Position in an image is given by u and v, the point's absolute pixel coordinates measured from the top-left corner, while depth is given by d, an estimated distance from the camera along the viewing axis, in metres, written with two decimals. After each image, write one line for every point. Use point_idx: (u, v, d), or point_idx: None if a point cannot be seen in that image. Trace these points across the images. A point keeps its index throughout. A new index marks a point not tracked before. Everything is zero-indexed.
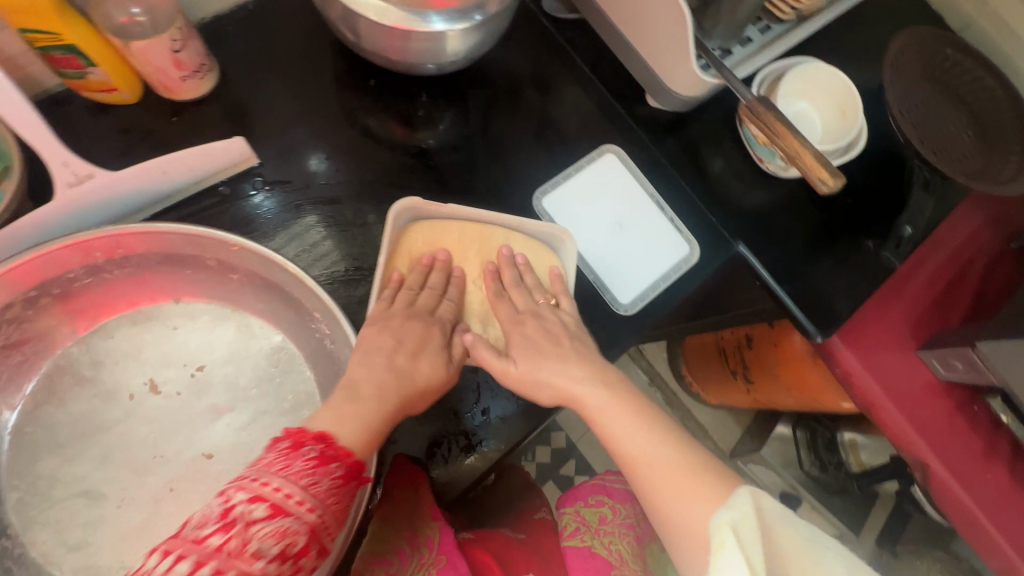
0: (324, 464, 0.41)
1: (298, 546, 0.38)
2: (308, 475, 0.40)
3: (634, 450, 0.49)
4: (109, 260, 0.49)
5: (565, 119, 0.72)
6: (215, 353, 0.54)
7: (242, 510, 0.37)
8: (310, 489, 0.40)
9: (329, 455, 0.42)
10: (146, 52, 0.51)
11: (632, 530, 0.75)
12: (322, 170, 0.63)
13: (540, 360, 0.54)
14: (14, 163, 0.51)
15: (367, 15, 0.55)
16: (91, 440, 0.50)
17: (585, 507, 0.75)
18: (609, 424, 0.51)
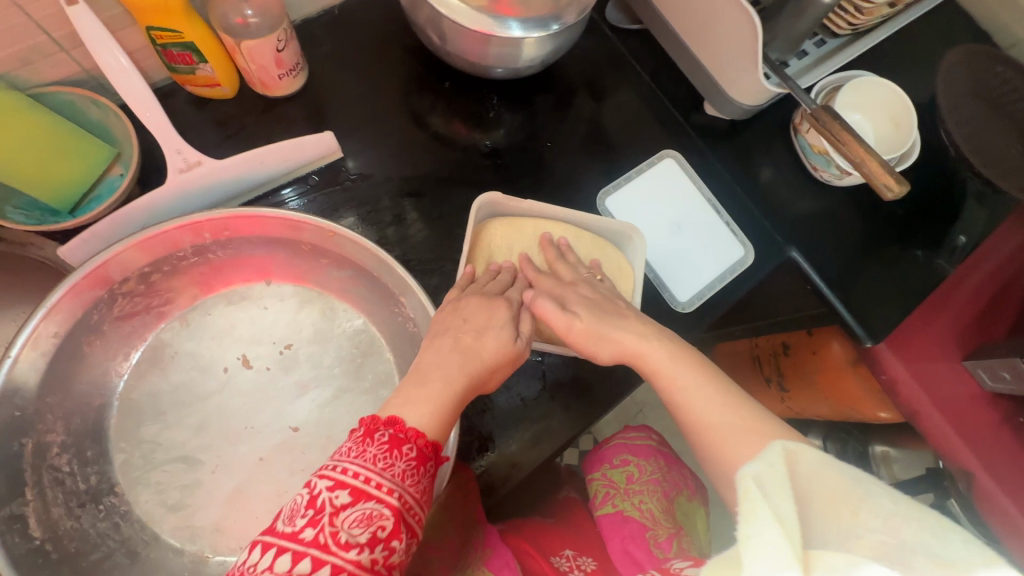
0: (400, 448, 0.40)
1: (386, 531, 0.37)
2: (383, 459, 0.39)
3: (699, 404, 0.48)
4: (214, 242, 0.53)
5: (625, 124, 0.75)
6: (302, 333, 0.57)
7: (328, 500, 0.36)
8: (388, 473, 0.39)
9: (401, 437, 0.40)
10: (254, 51, 0.55)
11: (661, 486, 0.76)
12: (398, 166, 0.67)
13: (604, 322, 0.54)
14: (136, 147, 0.55)
15: (455, 19, 0.58)
16: (189, 409, 0.54)
17: (612, 470, 0.77)
18: (671, 371, 0.51)
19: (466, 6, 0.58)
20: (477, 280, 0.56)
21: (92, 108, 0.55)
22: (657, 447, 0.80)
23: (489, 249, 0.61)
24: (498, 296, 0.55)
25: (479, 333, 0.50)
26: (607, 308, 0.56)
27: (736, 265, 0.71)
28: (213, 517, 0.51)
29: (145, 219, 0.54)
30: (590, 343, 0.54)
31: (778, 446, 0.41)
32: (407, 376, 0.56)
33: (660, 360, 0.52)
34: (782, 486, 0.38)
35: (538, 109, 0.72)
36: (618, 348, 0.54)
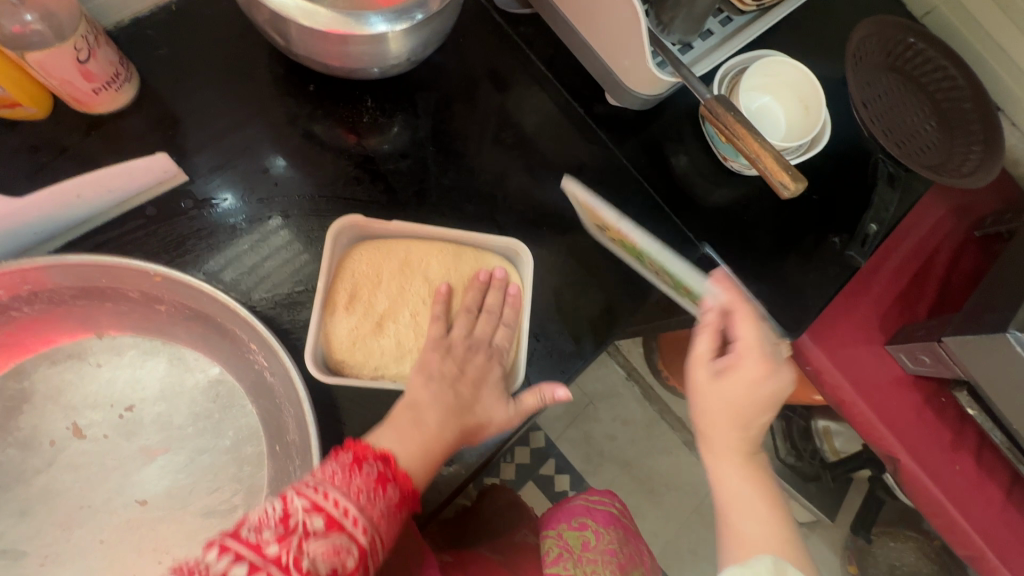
0: (384, 485, 0.41)
1: (348, 566, 0.36)
2: (367, 493, 0.39)
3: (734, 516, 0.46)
4: (16, 297, 0.45)
5: (522, 120, 0.69)
6: (145, 390, 0.50)
7: (306, 521, 0.36)
8: (370, 511, 0.39)
9: (387, 476, 0.41)
10: (46, 65, 0.46)
11: (617, 559, 0.69)
12: (257, 181, 0.59)
13: (736, 413, 0.48)
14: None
15: (299, 20, 0.50)
16: (8, 494, 0.46)
17: (567, 531, 0.71)
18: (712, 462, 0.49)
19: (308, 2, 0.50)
20: (466, 314, 0.54)
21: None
22: (618, 516, 0.75)
23: (353, 277, 0.55)
24: (489, 343, 0.54)
25: (476, 387, 0.51)
26: (749, 403, 0.48)
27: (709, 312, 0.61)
28: None
29: None
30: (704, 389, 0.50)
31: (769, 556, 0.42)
32: (273, 429, 0.50)
33: (717, 451, 0.48)
34: None
35: (421, 110, 0.65)
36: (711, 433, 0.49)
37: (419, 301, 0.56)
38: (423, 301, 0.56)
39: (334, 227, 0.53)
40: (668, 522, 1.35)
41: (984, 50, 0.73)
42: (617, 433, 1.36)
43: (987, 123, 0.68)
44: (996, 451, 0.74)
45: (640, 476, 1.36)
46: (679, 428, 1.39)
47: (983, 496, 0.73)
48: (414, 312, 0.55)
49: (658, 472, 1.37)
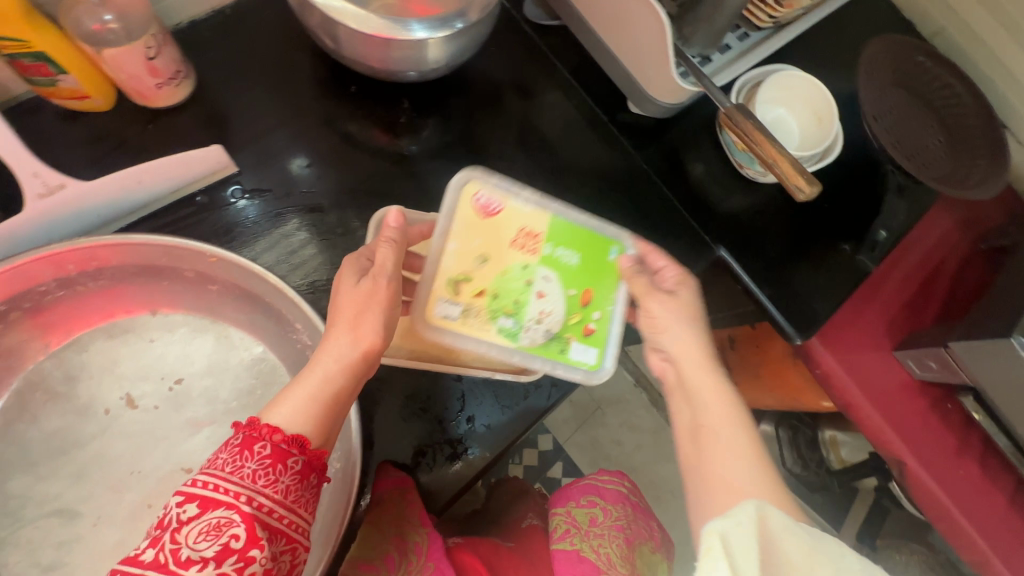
0: (260, 450, 0.38)
1: (237, 540, 0.35)
2: (232, 463, 0.38)
3: (721, 439, 0.49)
4: (82, 273, 0.49)
5: (546, 125, 0.72)
6: (195, 365, 0.53)
7: (177, 515, 0.35)
8: (246, 481, 0.37)
9: (252, 436, 0.39)
10: (119, 60, 0.50)
11: (623, 533, 0.74)
12: (299, 175, 0.63)
13: (692, 325, 0.55)
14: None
15: (348, 24, 0.54)
16: (65, 457, 0.49)
17: (576, 508, 0.74)
18: (693, 383, 0.53)
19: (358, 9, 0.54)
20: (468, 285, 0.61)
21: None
22: (626, 495, 0.78)
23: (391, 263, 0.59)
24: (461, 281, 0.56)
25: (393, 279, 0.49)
26: (696, 313, 0.56)
27: (614, 319, 0.60)
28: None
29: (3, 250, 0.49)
30: (660, 314, 0.56)
31: (751, 504, 0.41)
32: None
33: (695, 372, 0.53)
34: (748, 548, 0.38)
35: (454, 112, 0.69)
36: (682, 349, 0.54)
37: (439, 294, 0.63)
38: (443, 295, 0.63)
39: (375, 218, 0.59)
40: (674, 528, 1.36)
41: (990, 70, 0.76)
42: (623, 437, 1.38)
43: (991, 139, 0.72)
44: (1002, 458, 0.75)
45: (647, 481, 1.37)
46: None
47: (988, 501, 0.74)
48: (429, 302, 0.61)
49: (665, 478, 1.39)
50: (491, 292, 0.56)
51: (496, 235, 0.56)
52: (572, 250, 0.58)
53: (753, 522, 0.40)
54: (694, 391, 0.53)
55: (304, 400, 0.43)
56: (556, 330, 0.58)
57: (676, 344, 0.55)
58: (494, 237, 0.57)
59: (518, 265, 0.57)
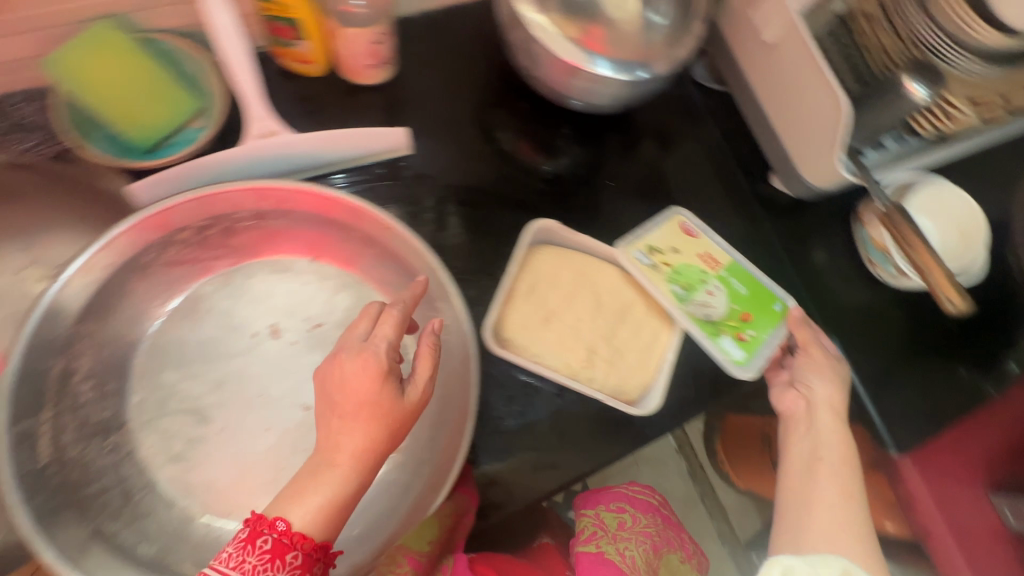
0: (295, 556, 0.40)
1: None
2: (262, 570, 0.39)
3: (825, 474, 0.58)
4: (274, 210, 0.54)
5: (689, 176, 0.75)
6: (334, 314, 0.58)
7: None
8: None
9: (284, 545, 0.39)
10: (351, 38, 0.58)
11: (651, 539, 0.72)
12: (459, 170, 0.68)
13: (837, 381, 0.62)
14: (219, 119, 0.57)
15: (546, 44, 0.60)
16: (211, 365, 0.54)
17: (604, 511, 0.73)
18: (822, 424, 0.61)
19: (561, 36, 0.60)
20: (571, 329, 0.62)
21: (203, 75, 0.58)
22: (658, 507, 0.76)
23: (531, 275, 0.56)
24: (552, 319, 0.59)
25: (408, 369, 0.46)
26: (839, 372, 0.63)
27: (767, 346, 0.65)
28: (210, 476, 0.51)
29: (212, 173, 0.55)
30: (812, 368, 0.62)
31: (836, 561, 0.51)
32: None
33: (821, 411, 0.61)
34: None
35: (607, 148, 0.72)
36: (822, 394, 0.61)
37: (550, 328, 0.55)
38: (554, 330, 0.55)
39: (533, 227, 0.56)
40: None
41: None
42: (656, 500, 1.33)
43: None
44: None
45: None
46: (721, 518, 1.34)
47: None
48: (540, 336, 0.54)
49: None
50: (674, 269, 0.66)
51: (689, 245, 0.68)
52: (745, 283, 0.67)
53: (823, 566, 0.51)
54: (814, 429, 0.61)
55: (322, 511, 0.40)
56: (715, 320, 0.64)
57: (821, 387, 0.62)
58: (689, 245, 0.68)
59: (698, 266, 0.67)
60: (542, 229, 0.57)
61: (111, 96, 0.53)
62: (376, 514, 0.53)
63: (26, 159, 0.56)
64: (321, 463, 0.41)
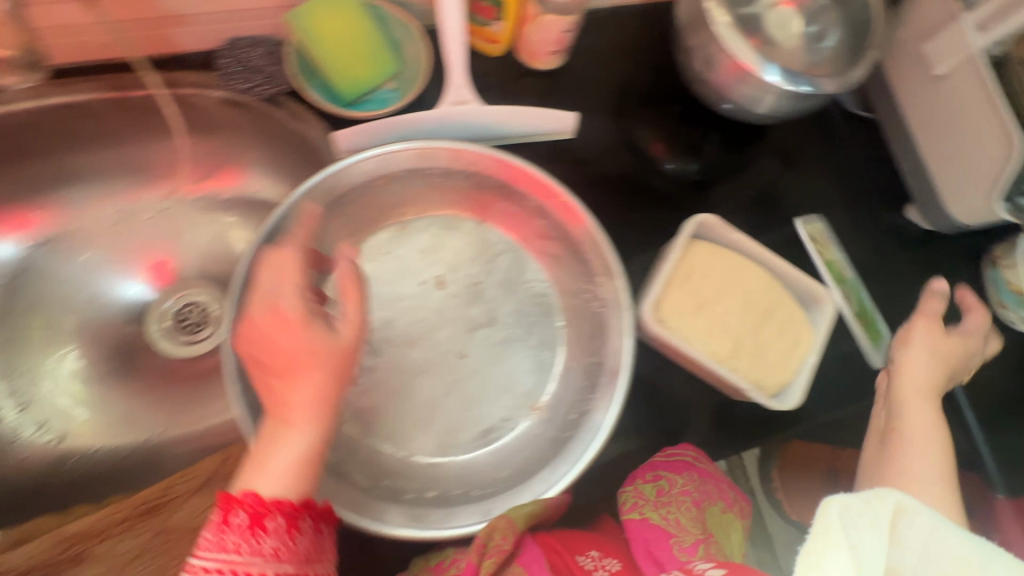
0: (241, 509, 0.41)
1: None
2: (251, 543, 0.40)
3: (912, 440, 0.57)
4: (459, 170, 0.58)
5: (828, 196, 0.75)
6: (493, 274, 0.62)
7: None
8: (274, 549, 0.40)
9: (261, 513, 0.41)
10: (547, 24, 0.62)
11: (699, 501, 0.58)
12: (611, 160, 0.71)
13: (936, 363, 0.62)
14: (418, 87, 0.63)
15: (723, 42, 0.61)
16: (384, 304, 0.59)
17: (642, 482, 0.58)
18: (906, 396, 0.60)
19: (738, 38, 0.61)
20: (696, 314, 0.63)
21: (408, 43, 0.64)
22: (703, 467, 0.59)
23: (688, 263, 0.59)
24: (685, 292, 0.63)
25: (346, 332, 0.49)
26: (943, 354, 0.63)
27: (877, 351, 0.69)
28: (381, 402, 0.57)
29: (408, 130, 0.61)
30: (917, 344, 0.63)
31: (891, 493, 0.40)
32: (575, 349, 0.60)
33: (909, 387, 0.60)
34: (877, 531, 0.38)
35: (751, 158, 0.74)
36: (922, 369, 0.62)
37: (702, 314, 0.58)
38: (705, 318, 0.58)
39: (696, 219, 0.59)
40: None
41: None
42: None
43: None
44: None
45: None
46: None
47: None
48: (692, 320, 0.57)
49: None
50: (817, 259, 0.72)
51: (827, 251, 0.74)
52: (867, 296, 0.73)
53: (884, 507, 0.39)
54: (899, 402, 0.60)
55: (298, 465, 0.44)
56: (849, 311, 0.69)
57: (913, 363, 0.62)
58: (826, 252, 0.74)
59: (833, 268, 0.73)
60: (702, 224, 0.60)
61: (338, 50, 0.59)
62: (517, 463, 0.56)
63: (242, 98, 0.62)
64: (278, 424, 0.45)
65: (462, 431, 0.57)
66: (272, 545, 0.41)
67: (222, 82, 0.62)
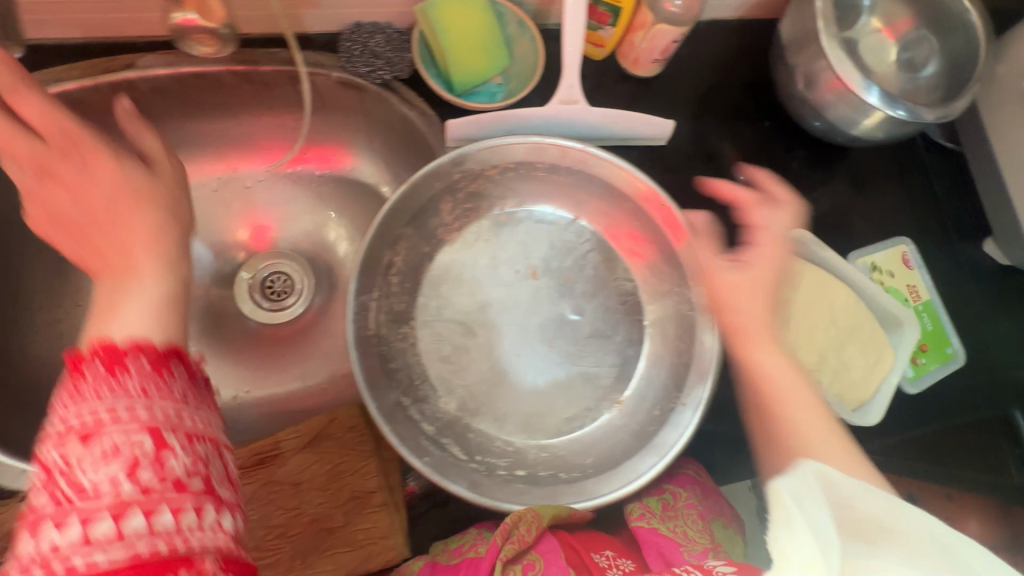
0: (107, 355, 0.34)
1: (147, 449, 0.31)
2: (106, 385, 0.33)
3: (795, 403, 0.48)
4: (565, 167, 0.61)
5: (909, 222, 0.76)
6: (583, 272, 0.65)
7: (62, 456, 0.31)
8: (145, 392, 0.33)
9: (117, 355, 0.34)
10: (660, 33, 0.64)
11: (703, 516, 0.56)
12: (699, 170, 0.73)
13: (761, 297, 0.52)
14: (531, 84, 0.64)
15: (829, 57, 0.62)
16: (481, 288, 0.62)
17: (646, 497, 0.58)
18: (773, 364, 0.50)
19: (845, 55, 0.61)
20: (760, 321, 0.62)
21: (522, 39, 0.65)
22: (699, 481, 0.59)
23: None
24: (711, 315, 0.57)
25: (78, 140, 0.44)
26: (765, 289, 0.52)
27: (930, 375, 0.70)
28: (474, 383, 0.59)
29: (517, 125, 0.63)
30: (724, 289, 0.53)
31: (812, 463, 0.40)
32: (660, 348, 0.62)
33: (751, 347, 0.51)
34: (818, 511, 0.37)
35: (835, 179, 0.75)
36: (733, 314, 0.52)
37: (788, 327, 0.59)
38: (789, 330, 0.59)
39: (790, 233, 0.60)
40: None
41: None
42: None
43: None
44: None
45: None
46: None
47: None
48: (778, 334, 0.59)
49: None
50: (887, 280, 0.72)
51: (903, 276, 0.73)
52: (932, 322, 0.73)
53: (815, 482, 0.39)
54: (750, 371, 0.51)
55: (154, 308, 0.40)
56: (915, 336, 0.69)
57: (745, 317, 0.52)
58: (904, 275, 0.73)
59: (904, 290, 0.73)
60: (795, 239, 0.61)
61: (458, 43, 0.62)
62: (600, 452, 0.58)
63: (360, 81, 0.65)
64: (121, 278, 0.41)
65: (549, 418, 0.59)
66: (152, 392, 0.34)
67: (343, 64, 0.64)
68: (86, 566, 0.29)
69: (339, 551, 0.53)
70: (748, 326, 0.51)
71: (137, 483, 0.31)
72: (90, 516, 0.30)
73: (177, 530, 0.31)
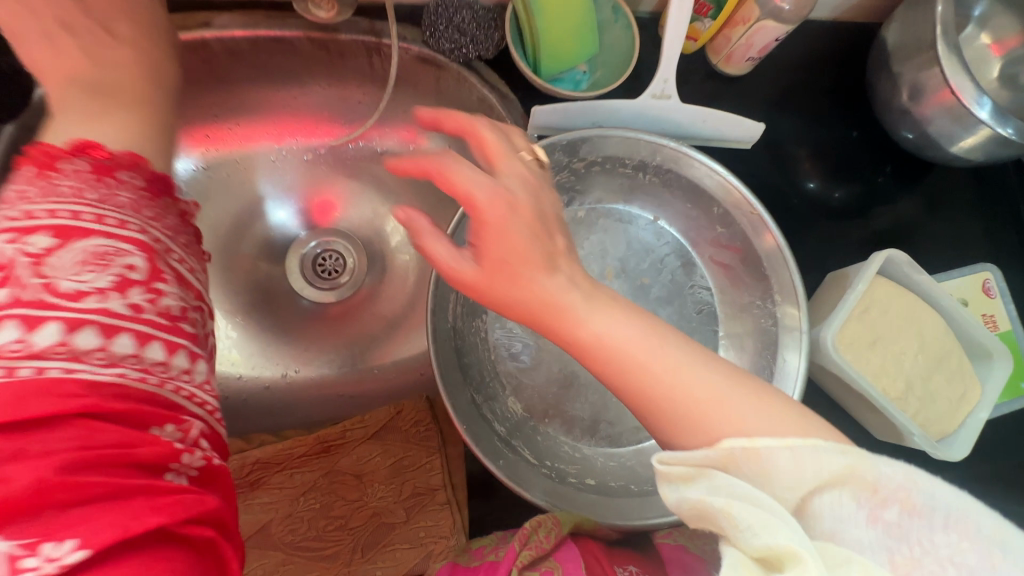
0: (95, 162, 0.38)
1: (139, 273, 0.36)
2: (95, 190, 0.36)
3: (636, 373, 0.37)
4: (654, 166, 0.58)
5: (999, 248, 0.72)
6: (660, 276, 0.64)
7: (36, 245, 0.33)
8: (137, 209, 0.38)
9: (108, 166, 0.38)
10: (764, 29, 0.60)
11: None
12: (781, 177, 0.70)
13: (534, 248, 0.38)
14: (623, 76, 0.61)
15: (943, 65, 0.57)
16: None
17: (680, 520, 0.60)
18: (618, 348, 0.38)
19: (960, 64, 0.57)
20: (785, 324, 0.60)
21: (615, 27, 0.62)
22: None
23: (869, 297, 0.57)
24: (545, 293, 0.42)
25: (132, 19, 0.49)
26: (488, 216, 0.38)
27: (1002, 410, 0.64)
28: (542, 384, 0.57)
29: (604, 118, 0.61)
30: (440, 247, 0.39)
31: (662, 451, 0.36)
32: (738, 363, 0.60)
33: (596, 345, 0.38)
34: (739, 499, 0.33)
35: (923, 197, 0.72)
36: (532, 291, 0.38)
37: (875, 351, 0.56)
38: (876, 354, 0.56)
39: (887, 253, 0.56)
40: None
41: None
42: None
43: None
44: None
45: None
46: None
47: None
48: (862, 357, 0.56)
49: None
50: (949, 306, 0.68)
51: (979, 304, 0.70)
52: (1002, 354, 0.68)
53: (720, 469, 0.34)
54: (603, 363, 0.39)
55: (125, 124, 0.43)
56: None
57: (543, 282, 0.38)
58: (981, 304, 0.70)
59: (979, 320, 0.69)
60: (891, 258, 0.58)
61: (554, 24, 0.58)
62: None
63: (442, 58, 0.61)
64: (95, 93, 0.44)
65: (619, 427, 0.57)
66: (145, 215, 0.38)
67: (425, 38, 0.61)
68: (62, 374, 0.31)
69: (399, 545, 0.61)
70: (510, 274, 0.38)
71: (127, 298, 0.35)
72: (69, 308, 0.33)
73: (163, 363, 0.35)
